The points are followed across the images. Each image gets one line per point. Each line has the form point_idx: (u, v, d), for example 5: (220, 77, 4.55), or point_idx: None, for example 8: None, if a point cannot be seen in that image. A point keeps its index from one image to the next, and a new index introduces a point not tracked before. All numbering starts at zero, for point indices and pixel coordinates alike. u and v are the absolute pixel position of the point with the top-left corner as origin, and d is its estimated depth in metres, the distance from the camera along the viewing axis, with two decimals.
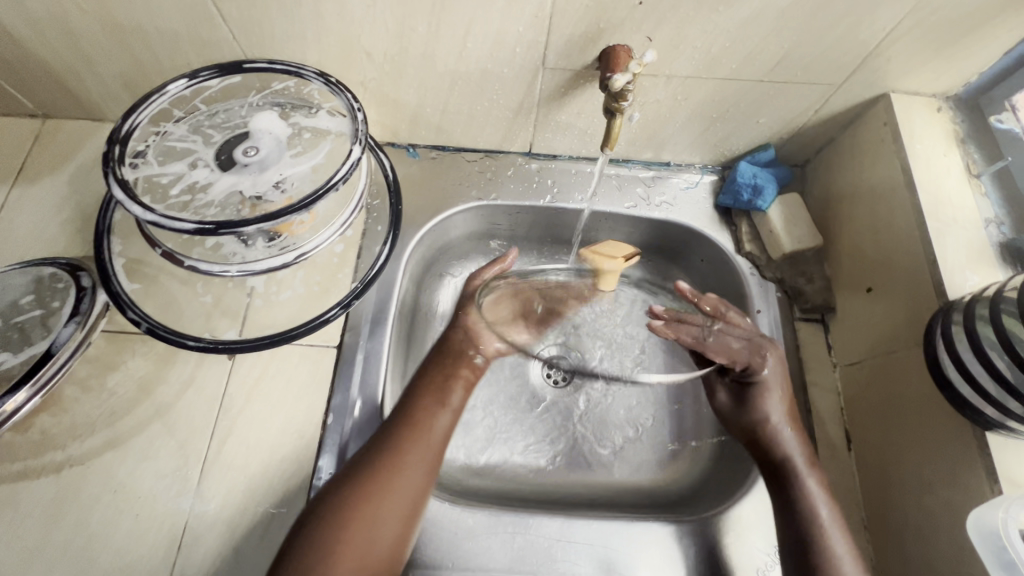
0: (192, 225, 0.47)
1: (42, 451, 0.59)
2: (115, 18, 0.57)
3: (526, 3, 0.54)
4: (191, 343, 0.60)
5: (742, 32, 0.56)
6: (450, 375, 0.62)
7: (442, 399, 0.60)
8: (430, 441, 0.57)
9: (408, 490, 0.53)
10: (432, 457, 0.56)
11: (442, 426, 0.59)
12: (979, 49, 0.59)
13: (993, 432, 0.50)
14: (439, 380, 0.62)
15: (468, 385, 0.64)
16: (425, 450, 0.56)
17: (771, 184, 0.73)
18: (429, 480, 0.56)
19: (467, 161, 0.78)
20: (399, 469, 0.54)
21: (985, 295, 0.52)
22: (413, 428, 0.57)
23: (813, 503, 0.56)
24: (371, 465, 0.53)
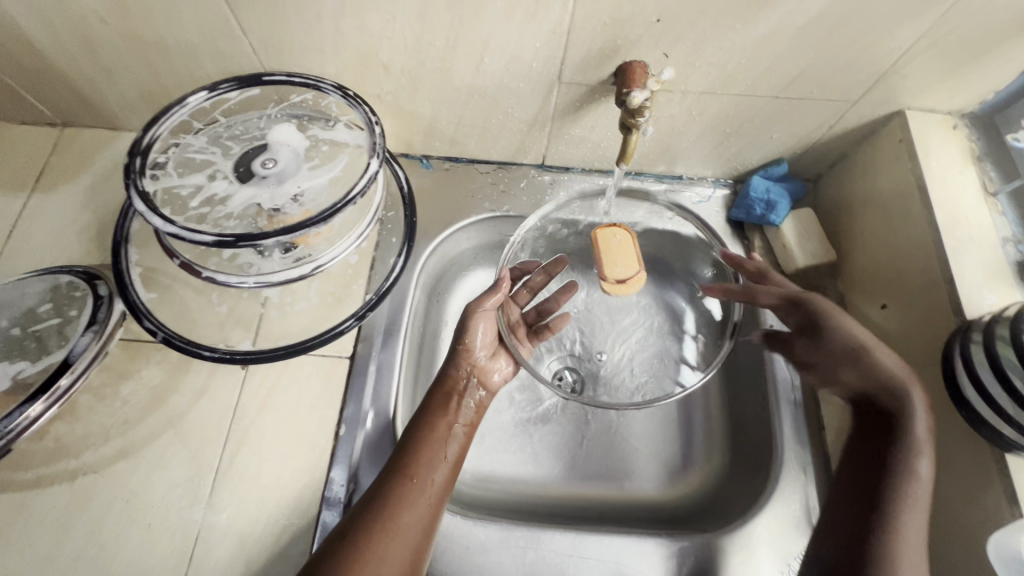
0: (212, 238, 0.48)
1: (56, 459, 0.59)
2: (138, 31, 0.58)
3: (545, 19, 0.54)
4: (207, 354, 0.61)
5: (759, 49, 0.56)
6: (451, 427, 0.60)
7: (441, 454, 0.58)
8: (425, 502, 0.55)
9: (403, 555, 0.51)
10: (426, 520, 0.54)
11: (442, 484, 0.56)
12: (996, 67, 0.59)
13: (1013, 454, 0.50)
14: (436, 432, 0.59)
15: (468, 435, 0.62)
16: (418, 516, 0.54)
17: (785, 199, 0.73)
18: (427, 542, 0.54)
19: (480, 173, 0.78)
20: (393, 536, 0.51)
21: (1005, 315, 0.51)
22: (408, 485, 0.55)
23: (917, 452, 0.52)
24: (364, 533, 0.51)
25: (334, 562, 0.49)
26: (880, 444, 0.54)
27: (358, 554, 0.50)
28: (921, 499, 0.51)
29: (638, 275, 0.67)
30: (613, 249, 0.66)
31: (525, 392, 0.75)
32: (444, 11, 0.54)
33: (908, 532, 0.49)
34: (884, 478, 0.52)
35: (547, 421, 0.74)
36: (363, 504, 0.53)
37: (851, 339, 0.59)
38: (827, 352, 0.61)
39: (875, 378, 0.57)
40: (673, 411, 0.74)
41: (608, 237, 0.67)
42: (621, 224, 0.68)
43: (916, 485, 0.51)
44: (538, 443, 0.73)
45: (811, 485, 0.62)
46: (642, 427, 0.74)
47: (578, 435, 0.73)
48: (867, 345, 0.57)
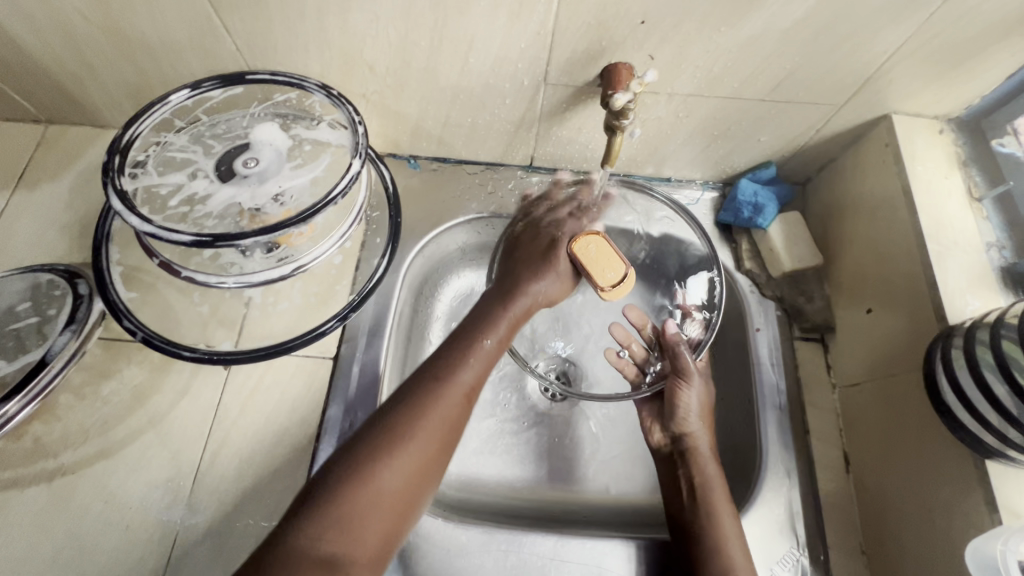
0: (190, 238, 0.47)
1: (34, 459, 0.58)
2: (120, 29, 0.58)
3: (529, 20, 0.54)
4: (187, 355, 0.60)
5: (744, 52, 0.56)
6: (497, 326, 0.56)
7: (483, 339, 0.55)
8: (460, 389, 0.51)
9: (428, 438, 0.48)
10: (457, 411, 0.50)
11: (478, 373, 0.53)
12: (981, 72, 0.59)
13: (993, 461, 0.50)
14: (473, 328, 0.56)
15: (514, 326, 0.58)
16: (452, 401, 0.50)
17: (772, 203, 0.72)
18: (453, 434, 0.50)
19: (468, 173, 0.78)
20: (428, 416, 0.48)
21: (986, 321, 0.51)
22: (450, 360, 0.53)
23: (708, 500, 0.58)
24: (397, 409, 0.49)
25: (366, 439, 0.47)
26: (684, 493, 0.60)
27: (390, 431, 0.47)
28: (729, 531, 0.56)
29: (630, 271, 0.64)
30: (596, 261, 0.62)
31: (513, 395, 0.75)
32: (427, 11, 0.54)
33: (733, 563, 0.54)
34: (692, 517, 0.58)
35: (533, 423, 0.74)
36: (397, 391, 0.51)
37: (666, 408, 0.64)
38: (656, 416, 0.67)
39: (681, 439, 0.63)
40: None
41: (585, 252, 0.62)
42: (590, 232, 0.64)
43: (722, 521, 0.57)
44: (524, 445, 0.72)
45: (794, 489, 0.62)
46: (628, 430, 0.73)
47: (563, 437, 0.73)
48: (674, 412, 0.63)
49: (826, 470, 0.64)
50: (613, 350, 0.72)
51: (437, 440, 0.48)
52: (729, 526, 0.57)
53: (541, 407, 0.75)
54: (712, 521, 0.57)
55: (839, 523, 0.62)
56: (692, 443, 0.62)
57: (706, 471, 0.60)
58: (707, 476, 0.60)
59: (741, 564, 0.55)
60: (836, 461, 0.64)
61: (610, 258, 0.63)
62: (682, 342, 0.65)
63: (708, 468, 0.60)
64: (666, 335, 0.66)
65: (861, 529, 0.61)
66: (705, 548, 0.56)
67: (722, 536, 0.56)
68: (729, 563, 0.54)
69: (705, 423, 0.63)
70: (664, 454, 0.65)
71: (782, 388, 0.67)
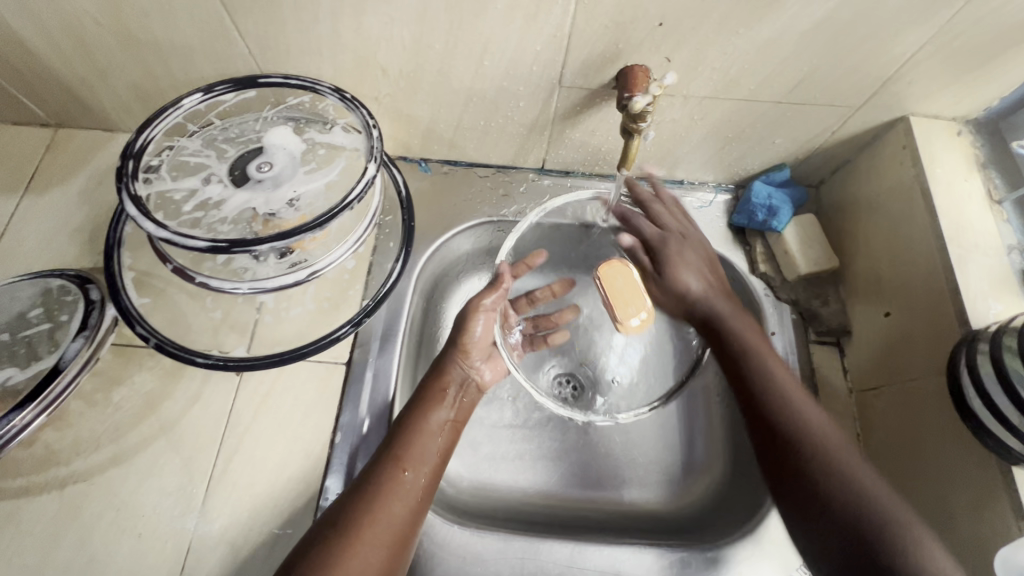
0: (206, 243, 0.47)
1: (45, 467, 0.58)
2: (132, 33, 0.57)
3: (545, 23, 0.53)
4: (200, 360, 0.60)
5: (762, 54, 0.55)
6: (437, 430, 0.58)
7: (431, 445, 0.57)
8: (414, 490, 0.53)
9: (389, 541, 0.49)
10: (413, 511, 0.52)
11: (428, 468, 0.55)
12: (1001, 73, 0.58)
13: (1019, 468, 0.49)
14: (419, 427, 0.57)
15: (456, 427, 0.61)
16: (404, 501, 0.52)
17: (787, 206, 0.72)
18: (411, 534, 0.51)
19: (479, 176, 0.77)
20: (377, 523, 0.49)
21: (1013, 326, 0.50)
22: (398, 462, 0.54)
23: (754, 355, 0.57)
24: (355, 521, 0.49)
25: (322, 548, 0.47)
26: (729, 357, 0.58)
27: (346, 538, 0.48)
28: (789, 381, 0.55)
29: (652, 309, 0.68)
30: (621, 293, 0.67)
31: (525, 400, 0.74)
32: (442, 13, 0.53)
33: (807, 417, 0.51)
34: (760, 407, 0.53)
35: (546, 429, 0.73)
36: (343, 499, 0.51)
37: (665, 269, 0.64)
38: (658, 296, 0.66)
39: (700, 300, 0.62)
40: (674, 417, 0.73)
41: (613, 282, 0.67)
42: (622, 261, 0.68)
43: (772, 371, 0.55)
44: (537, 450, 0.72)
45: None
46: (642, 434, 0.73)
47: (575, 444, 0.72)
48: (669, 267, 0.64)
49: None
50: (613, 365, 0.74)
51: (390, 544, 0.49)
52: (786, 382, 0.55)
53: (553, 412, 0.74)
54: (778, 389, 0.54)
55: None
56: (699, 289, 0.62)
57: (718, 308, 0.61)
58: (738, 327, 0.59)
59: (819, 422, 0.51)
60: None
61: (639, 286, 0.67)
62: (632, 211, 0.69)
63: (731, 312, 0.60)
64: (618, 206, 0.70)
65: None
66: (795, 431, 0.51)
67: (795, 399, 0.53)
68: (807, 424, 0.51)
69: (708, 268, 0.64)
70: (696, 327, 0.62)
71: None
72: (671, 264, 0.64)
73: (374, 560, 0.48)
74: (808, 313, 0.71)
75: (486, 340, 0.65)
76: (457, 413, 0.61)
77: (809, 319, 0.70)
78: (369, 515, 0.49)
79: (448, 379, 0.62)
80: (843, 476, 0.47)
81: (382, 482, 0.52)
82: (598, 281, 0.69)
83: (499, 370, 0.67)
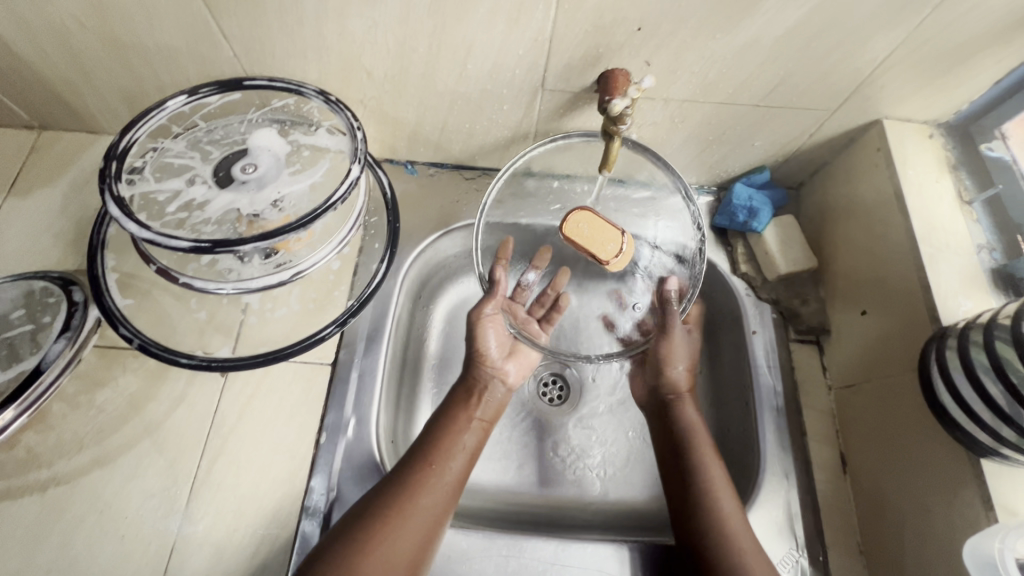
0: (188, 244, 0.47)
1: (27, 469, 0.58)
2: (117, 35, 0.57)
3: (527, 27, 0.54)
4: (184, 361, 0.60)
5: (739, 58, 0.57)
6: (464, 429, 0.61)
7: (459, 444, 0.60)
8: (445, 483, 0.56)
9: (413, 537, 0.52)
10: (441, 505, 0.55)
11: (459, 468, 0.58)
12: (969, 78, 0.60)
13: (987, 459, 0.50)
14: (449, 428, 0.61)
15: (484, 429, 0.64)
16: (435, 494, 0.55)
17: (767, 207, 0.73)
18: (438, 530, 0.54)
19: (465, 179, 0.78)
20: (409, 517, 0.52)
21: (980, 322, 0.52)
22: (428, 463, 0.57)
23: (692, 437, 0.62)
24: (383, 514, 0.52)
25: (348, 541, 0.50)
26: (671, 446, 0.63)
27: (370, 528, 0.51)
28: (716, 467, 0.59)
29: (626, 236, 0.67)
30: (593, 236, 0.66)
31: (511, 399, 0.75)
32: (425, 17, 0.54)
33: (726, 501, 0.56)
34: (688, 502, 0.57)
35: (533, 428, 0.74)
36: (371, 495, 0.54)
37: (652, 358, 0.67)
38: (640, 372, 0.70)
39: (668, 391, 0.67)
40: None
41: (579, 231, 0.66)
42: (578, 211, 0.67)
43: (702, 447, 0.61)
44: (524, 449, 0.72)
45: (792, 490, 0.63)
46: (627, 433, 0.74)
47: (561, 443, 0.73)
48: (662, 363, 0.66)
49: (825, 470, 0.64)
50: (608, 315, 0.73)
51: (420, 535, 0.52)
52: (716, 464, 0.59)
53: (540, 410, 0.75)
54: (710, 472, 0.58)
55: (838, 523, 0.62)
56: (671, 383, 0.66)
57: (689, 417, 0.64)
58: (688, 421, 0.63)
59: (752, 543, 0.53)
60: (834, 462, 0.65)
61: (604, 224, 0.66)
62: (674, 297, 0.66)
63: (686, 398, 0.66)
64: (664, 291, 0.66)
65: (859, 529, 0.62)
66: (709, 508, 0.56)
67: (722, 500, 0.56)
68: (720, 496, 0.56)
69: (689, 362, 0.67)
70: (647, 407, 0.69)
71: (779, 391, 0.67)
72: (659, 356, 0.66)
73: (403, 550, 0.51)
74: (787, 312, 0.72)
75: (502, 339, 0.68)
76: (491, 414, 0.65)
77: (788, 316, 0.72)
78: (398, 510, 0.52)
79: (478, 382, 0.66)
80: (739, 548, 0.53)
81: (411, 478, 0.55)
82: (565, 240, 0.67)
83: (523, 364, 0.70)
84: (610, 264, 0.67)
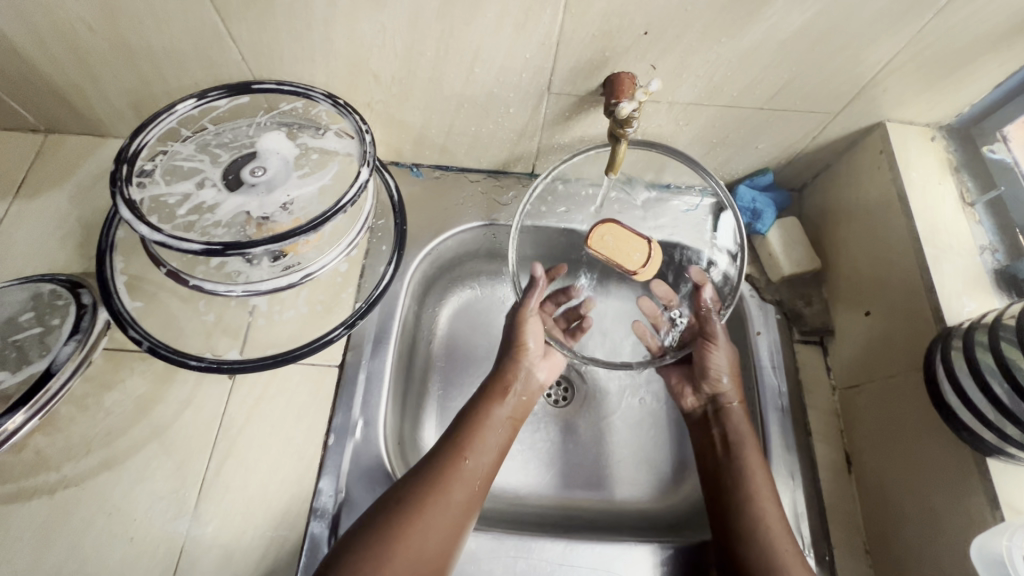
0: (200, 246, 0.47)
1: (35, 472, 0.58)
2: (126, 39, 0.58)
3: (534, 31, 0.55)
4: (192, 364, 0.60)
5: (744, 61, 0.57)
6: (493, 420, 0.63)
7: (489, 439, 0.61)
8: (475, 474, 0.58)
9: (438, 541, 0.53)
10: (470, 495, 0.57)
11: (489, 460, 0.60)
12: (971, 81, 0.61)
13: (992, 458, 0.51)
14: (479, 417, 0.62)
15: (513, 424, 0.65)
16: (465, 483, 0.57)
17: (771, 209, 0.74)
18: (468, 517, 0.56)
19: (470, 181, 0.79)
20: (439, 503, 0.54)
21: (984, 322, 0.52)
22: (458, 453, 0.59)
23: (739, 444, 0.63)
24: (414, 498, 0.54)
25: (382, 523, 0.52)
26: (718, 450, 0.64)
27: (404, 512, 0.53)
28: (763, 484, 0.59)
29: (651, 244, 0.68)
30: (618, 248, 0.67)
31: None
32: (434, 21, 0.54)
33: (763, 507, 0.58)
34: (726, 503, 0.60)
35: (540, 431, 0.74)
36: (405, 480, 0.56)
37: (696, 369, 0.67)
38: (687, 381, 0.70)
39: (715, 399, 0.67)
40: (664, 417, 0.75)
41: (605, 243, 0.67)
42: (603, 224, 0.69)
43: (748, 453, 0.62)
44: (531, 451, 0.73)
45: (798, 491, 0.63)
46: (633, 434, 0.74)
47: (566, 444, 0.73)
48: (705, 374, 0.66)
49: (829, 470, 0.65)
50: (642, 324, 0.70)
51: (451, 522, 0.54)
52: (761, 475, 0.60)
53: (545, 411, 0.75)
54: (752, 481, 0.60)
55: (843, 522, 0.62)
56: (716, 390, 0.66)
57: (739, 426, 0.64)
58: (740, 431, 0.63)
59: (787, 547, 0.55)
60: (838, 462, 0.65)
61: (628, 236, 0.68)
62: (712, 307, 0.65)
63: (737, 409, 0.65)
64: (700, 301, 0.66)
65: (863, 529, 0.62)
66: (746, 517, 0.58)
67: (761, 504, 0.58)
68: (757, 505, 0.58)
69: (733, 369, 0.66)
70: (698, 415, 0.68)
71: (784, 391, 0.68)
72: (700, 364, 0.67)
73: (434, 534, 0.53)
74: (790, 313, 0.73)
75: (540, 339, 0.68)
76: (517, 410, 0.65)
77: (791, 317, 0.72)
78: (429, 496, 0.54)
79: (510, 377, 0.66)
80: (770, 550, 0.55)
81: (443, 467, 0.57)
82: (591, 253, 0.69)
83: (553, 369, 0.71)
84: (639, 273, 0.67)
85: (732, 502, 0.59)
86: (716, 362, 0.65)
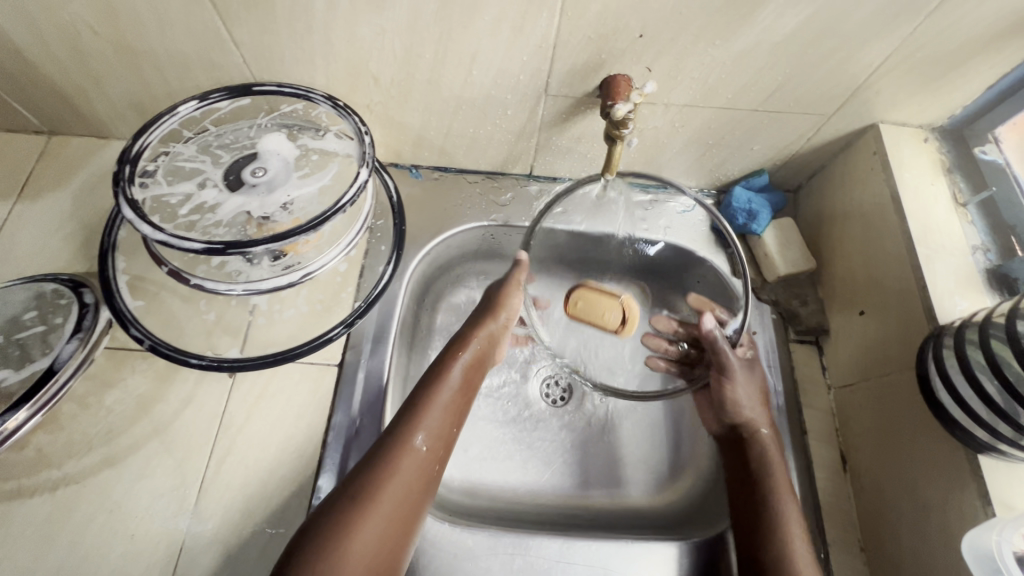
0: (201, 245, 0.47)
1: (38, 469, 0.58)
2: (128, 41, 0.59)
3: (530, 33, 0.56)
4: (194, 362, 0.61)
5: (738, 64, 0.58)
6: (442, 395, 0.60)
7: (440, 414, 0.58)
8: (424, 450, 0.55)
9: (385, 536, 0.50)
10: (422, 473, 0.54)
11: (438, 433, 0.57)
12: (963, 83, 0.62)
13: (984, 455, 0.51)
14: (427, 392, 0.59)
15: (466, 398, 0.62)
16: (415, 460, 0.54)
17: (766, 210, 0.75)
18: (421, 495, 0.54)
19: (469, 182, 0.79)
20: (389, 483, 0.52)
21: (974, 321, 0.53)
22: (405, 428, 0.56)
23: (763, 466, 0.61)
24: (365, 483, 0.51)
25: (332, 512, 0.49)
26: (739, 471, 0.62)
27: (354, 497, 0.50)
28: (792, 510, 0.57)
29: (623, 300, 0.75)
30: (593, 311, 0.74)
31: (515, 399, 0.76)
32: (432, 24, 0.55)
33: (793, 534, 0.56)
34: (751, 529, 0.57)
35: (538, 430, 0.74)
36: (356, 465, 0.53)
37: (716, 399, 0.67)
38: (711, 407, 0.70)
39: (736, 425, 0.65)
40: (661, 416, 0.75)
41: (579, 310, 0.75)
42: (571, 294, 0.76)
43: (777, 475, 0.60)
44: (529, 450, 0.73)
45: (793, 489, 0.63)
46: (630, 433, 0.75)
47: (564, 443, 0.74)
48: (724, 403, 0.66)
49: (824, 468, 0.65)
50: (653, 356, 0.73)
51: (402, 502, 0.52)
52: (790, 504, 0.58)
53: (543, 411, 0.75)
54: (782, 508, 0.57)
55: (837, 520, 0.63)
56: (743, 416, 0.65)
57: (767, 450, 0.62)
58: (767, 453, 0.62)
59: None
60: (833, 460, 0.66)
61: (596, 297, 0.75)
62: (718, 334, 0.66)
63: (766, 436, 0.63)
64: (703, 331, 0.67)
65: (858, 526, 0.63)
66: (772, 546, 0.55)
67: (789, 531, 0.56)
68: (787, 532, 0.56)
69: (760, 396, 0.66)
70: (722, 441, 0.67)
71: (780, 390, 0.69)
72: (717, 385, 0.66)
73: (386, 516, 0.50)
74: (785, 312, 0.73)
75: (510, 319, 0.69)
76: (461, 394, 0.61)
77: (788, 316, 0.73)
78: (381, 477, 0.52)
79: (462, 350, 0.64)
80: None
81: (392, 445, 0.54)
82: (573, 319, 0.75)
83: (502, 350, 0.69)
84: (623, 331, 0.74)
85: (755, 530, 0.57)
86: (737, 389, 0.65)
